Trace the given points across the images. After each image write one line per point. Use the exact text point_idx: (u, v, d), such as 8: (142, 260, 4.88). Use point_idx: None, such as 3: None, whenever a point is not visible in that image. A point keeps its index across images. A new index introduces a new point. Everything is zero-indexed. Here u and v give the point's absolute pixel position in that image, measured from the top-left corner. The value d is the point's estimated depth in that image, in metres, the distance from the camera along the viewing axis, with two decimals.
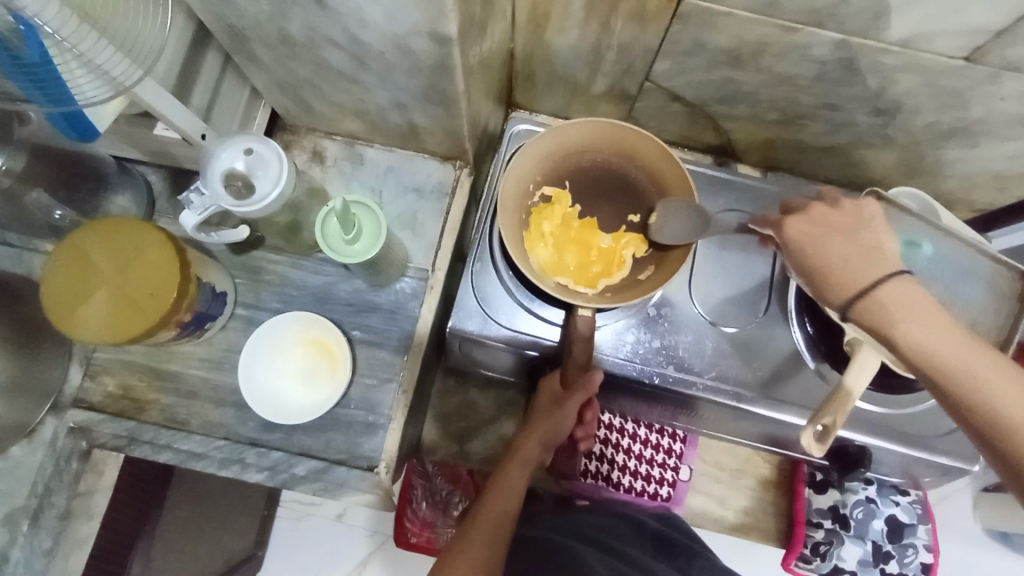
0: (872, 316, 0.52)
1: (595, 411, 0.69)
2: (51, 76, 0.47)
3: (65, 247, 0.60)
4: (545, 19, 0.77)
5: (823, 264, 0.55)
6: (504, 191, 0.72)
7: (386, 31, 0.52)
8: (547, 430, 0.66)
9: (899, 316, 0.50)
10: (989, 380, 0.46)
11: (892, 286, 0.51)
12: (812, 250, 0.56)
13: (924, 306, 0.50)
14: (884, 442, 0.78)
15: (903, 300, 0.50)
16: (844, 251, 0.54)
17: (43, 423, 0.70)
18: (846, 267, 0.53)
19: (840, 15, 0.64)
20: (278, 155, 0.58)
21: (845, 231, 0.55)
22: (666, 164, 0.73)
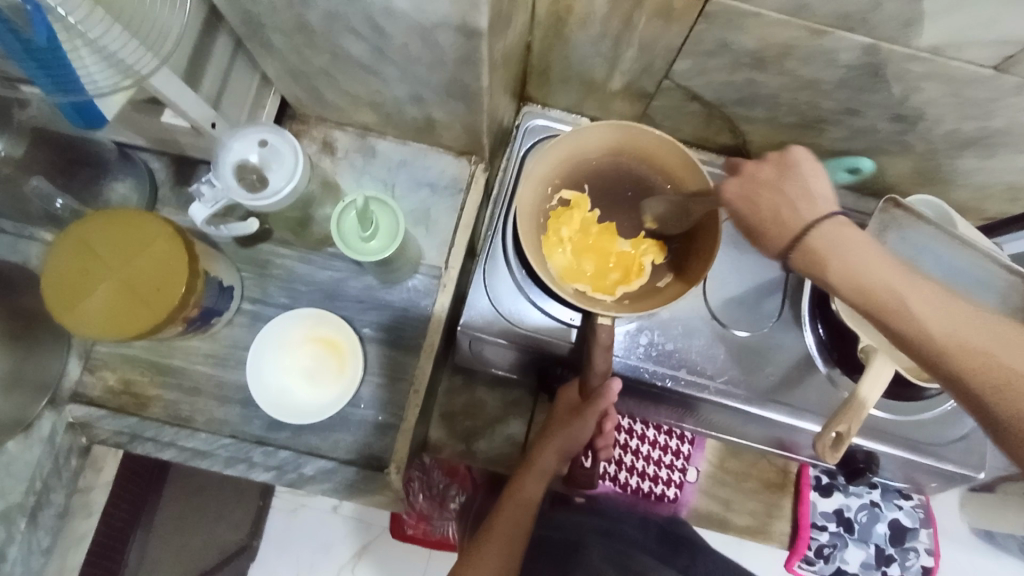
0: (809, 266, 0.49)
1: (614, 421, 0.68)
2: (60, 63, 0.43)
3: (67, 240, 0.58)
4: (566, 11, 0.74)
5: (758, 218, 0.52)
6: (523, 197, 0.71)
7: (412, 23, 0.50)
8: (564, 441, 0.68)
9: (833, 264, 0.48)
10: (932, 320, 0.44)
11: (827, 234, 0.48)
12: (747, 204, 0.53)
13: (858, 250, 0.48)
14: (892, 449, 0.78)
15: (836, 248, 0.48)
16: (773, 203, 0.51)
17: (41, 417, 0.67)
18: (777, 220, 0.51)
19: (873, 20, 0.62)
20: (294, 149, 0.56)
21: (773, 181, 0.52)
22: (686, 170, 0.73)
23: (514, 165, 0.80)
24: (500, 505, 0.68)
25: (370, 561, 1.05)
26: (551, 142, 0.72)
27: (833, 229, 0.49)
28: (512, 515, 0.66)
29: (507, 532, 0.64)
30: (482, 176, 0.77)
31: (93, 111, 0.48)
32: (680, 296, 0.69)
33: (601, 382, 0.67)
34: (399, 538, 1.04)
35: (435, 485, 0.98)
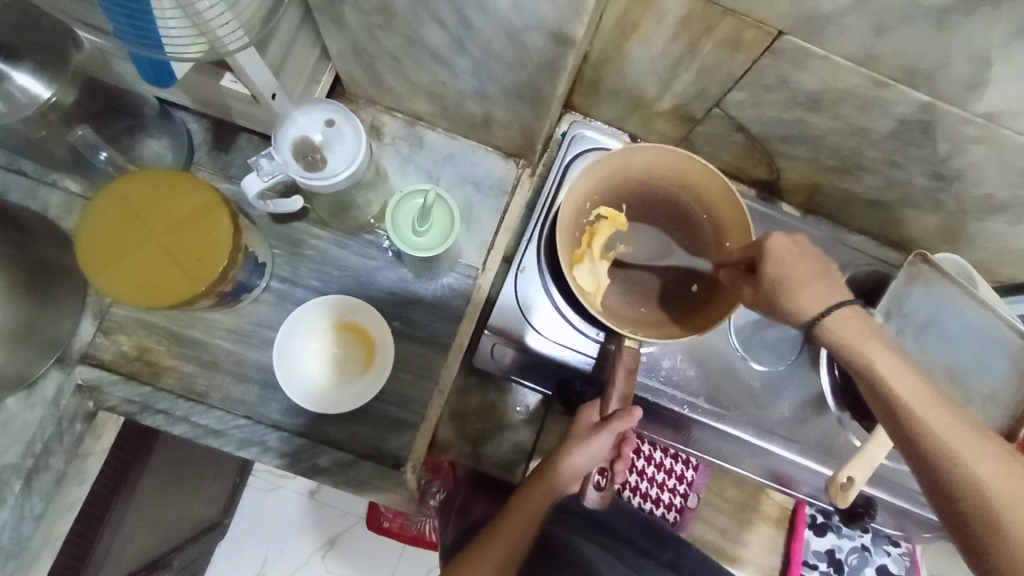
0: (842, 333, 0.55)
1: (632, 445, 0.66)
2: (144, 14, 0.42)
3: (108, 193, 0.58)
4: (632, 27, 0.71)
5: (796, 277, 0.57)
6: (563, 209, 0.69)
7: (503, 21, 0.49)
8: (577, 462, 0.64)
9: (861, 339, 0.54)
10: (935, 413, 0.49)
11: (847, 311, 0.55)
12: (791, 263, 0.58)
13: (883, 336, 0.54)
14: (888, 495, 0.80)
15: (860, 326, 0.55)
16: (816, 271, 0.57)
17: (46, 376, 0.67)
18: (816, 284, 0.57)
19: (936, 79, 0.61)
20: (358, 131, 0.55)
21: (821, 260, 0.59)
22: (729, 205, 0.70)
23: (558, 173, 0.78)
24: (504, 513, 0.64)
25: (340, 551, 1.02)
26: (600, 157, 0.69)
27: (859, 313, 0.56)
28: (517, 521, 0.63)
29: (508, 539, 0.62)
30: (528, 181, 0.79)
31: (166, 68, 0.48)
32: (704, 331, 0.67)
33: (622, 406, 0.66)
34: (375, 530, 1.02)
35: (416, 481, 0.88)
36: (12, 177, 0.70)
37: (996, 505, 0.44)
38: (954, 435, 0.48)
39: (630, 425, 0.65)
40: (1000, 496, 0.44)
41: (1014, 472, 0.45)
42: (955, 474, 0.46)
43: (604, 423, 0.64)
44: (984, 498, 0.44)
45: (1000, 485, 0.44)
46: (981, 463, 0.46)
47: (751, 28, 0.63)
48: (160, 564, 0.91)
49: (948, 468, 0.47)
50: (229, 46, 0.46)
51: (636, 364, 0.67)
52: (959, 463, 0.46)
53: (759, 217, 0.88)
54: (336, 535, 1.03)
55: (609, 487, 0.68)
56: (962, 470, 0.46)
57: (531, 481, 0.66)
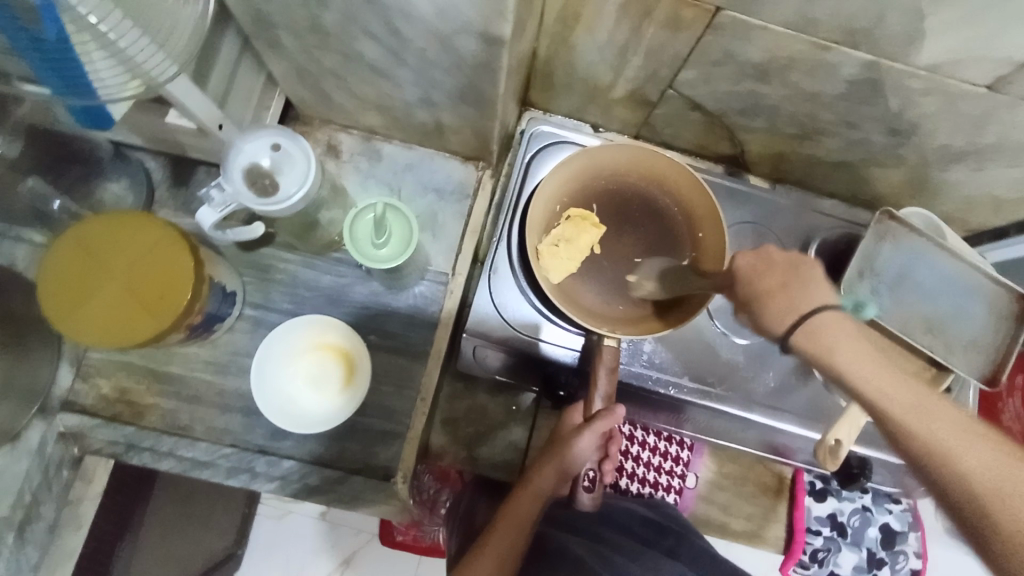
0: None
1: (617, 444, 0.68)
2: (68, 60, 0.42)
3: (66, 240, 0.58)
4: (574, 19, 0.71)
5: None
6: (532, 212, 0.70)
7: (433, 28, 0.50)
8: (562, 464, 0.65)
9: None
10: None
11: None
12: (761, 273, 0.61)
13: None
14: (871, 449, 0.80)
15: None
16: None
17: (30, 427, 0.67)
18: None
19: (877, 37, 0.61)
20: (306, 153, 0.56)
21: None
22: (696, 194, 0.71)
23: (520, 172, 0.79)
24: (493, 523, 0.65)
25: (357, 569, 1.02)
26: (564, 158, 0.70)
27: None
28: (507, 530, 0.63)
29: (500, 549, 0.61)
30: (490, 181, 0.80)
31: (100, 111, 0.48)
32: (678, 325, 0.67)
33: (605, 405, 0.66)
34: (389, 544, 1.02)
35: (423, 490, 0.86)
36: None
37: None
38: None
39: (612, 425, 0.66)
40: (992, 486, 0.38)
41: None
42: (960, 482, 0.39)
43: (586, 423, 0.65)
44: None
45: (981, 471, 0.39)
46: None
47: (689, 6, 0.64)
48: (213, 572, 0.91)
49: None
50: (160, 78, 0.46)
51: (616, 362, 0.67)
52: (956, 460, 0.40)
53: (725, 191, 0.89)
54: (352, 553, 1.02)
55: (598, 486, 0.69)
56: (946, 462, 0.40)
57: (519, 491, 0.67)
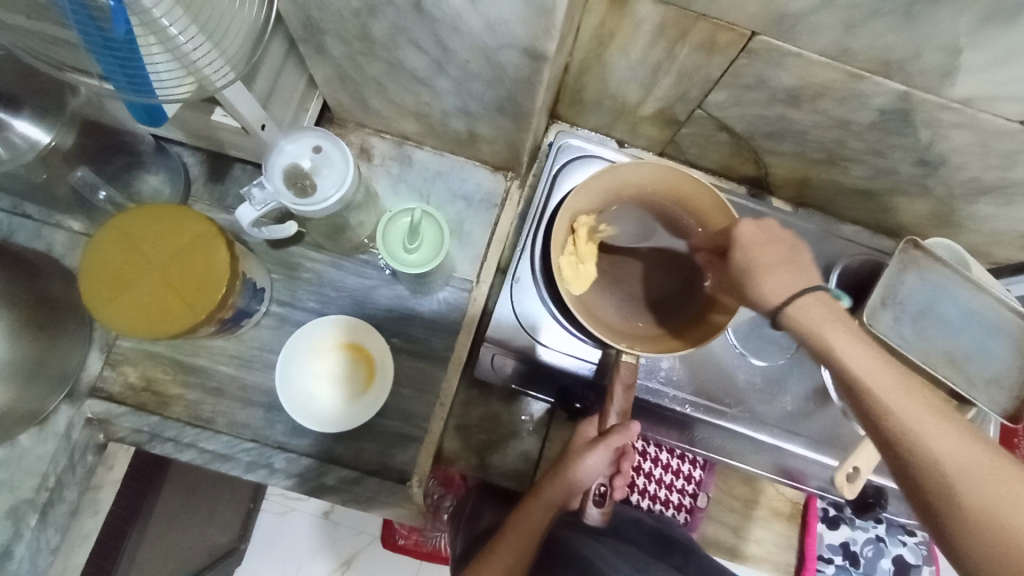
0: (804, 322, 0.53)
1: (631, 460, 0.67)
2: (132, 58, 0.44)
3: (108, 229, 0.60)
4: (610, 37, 0.72)
5: (762, 265, 0.56)
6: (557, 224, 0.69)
7: (479, 42, 0.51)
8: (574, 477, 0.65)
9: (828, 327, 0.52)
10: (897, 391, 0.49)
11: (819, 298, 0.54)
12: (758, 252, 0.57)
13: (845, 320, 0.53)
14: (885, 478, 0.80)
15: (826, 311, 0.53)
16: (780, 257, 0.56)
17: (57, 411, 0.70)
18: (783, 272, 0.56)
19: (911, 70, 0.62)
20: (345, 156, 0.57)
21: (789, 243, 0.57)
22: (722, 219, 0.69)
23: (546, 184, 0.80)
24: (503, 530, 0.66)
25: (356, 570, 1.01)
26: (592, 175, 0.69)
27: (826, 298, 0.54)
28: (516, 537, 0.64)
29: (511, 556, 0.62)
30: (518, 192, 0.81)
31: (157, 109, 0.50)
32: (701, 345, 0.67)
33: (621, 421, 0.67)
34: (390, 548, 1.01)
35: (429, 495, 0.89)
36: (16, 220, 0.72)
37: (982, 492, 0.43)
38: (914, 419, 0.47)
39: (626, 441, 0.66)
40: (954, 468, 0.44)
41: (973, 452, 0.45)
42: (923, 460, 0.46)
43: (601, 438, 0.66)
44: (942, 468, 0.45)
45: (946, 452, 0.45)
46: (940, 446, 0.45)
47: (725, 31, 0.65)
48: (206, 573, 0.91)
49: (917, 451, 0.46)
50: (216, 83, 0.49)
51: (633, 378, 0.67)
52: (922, 441, 0.46)
53: (749, 213, 0.89)
54: (352, 554, 1.02)
55: (608, 501, 0.68)
56: (918, 443, 0.46)
57: (528, 499, 0.68)
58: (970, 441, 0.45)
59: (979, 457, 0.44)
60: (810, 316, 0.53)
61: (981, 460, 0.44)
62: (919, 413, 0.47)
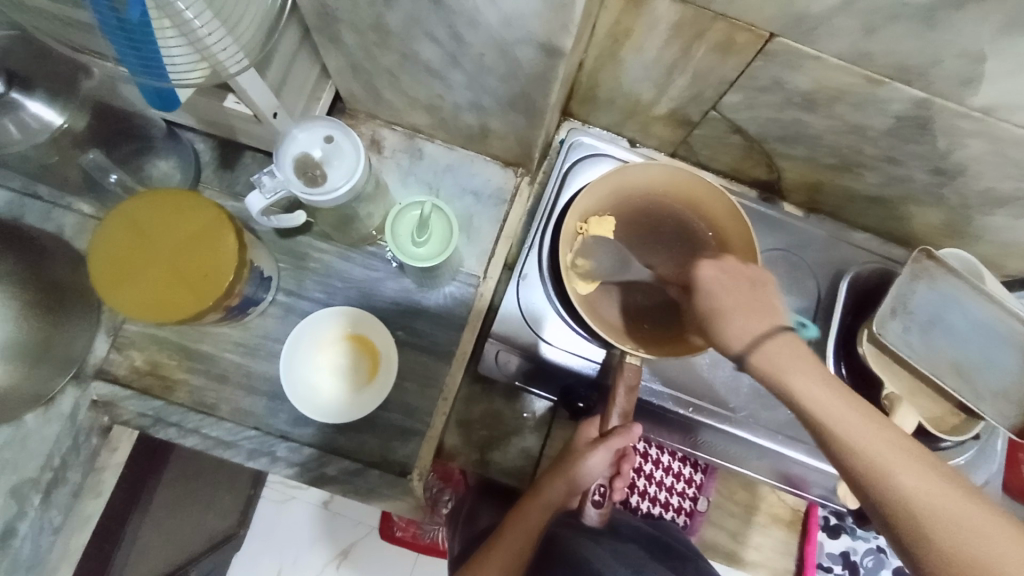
0: (767, 367, 0.50)
1: (631, 463, 0.67)
2: (147, 42, 0.44)
3: (117, 214, 0.60)
4: (625, 35, 0.72)
5: (729, 306, 0.54)
6: (567, 223, 0.69)
7: (494, 36, 0.51)
8: (574, 478, 0.65)
9: (788, 372, 0.49)
10: (861, 434, 0.45)
11: (779, 339, 0.51)
12: (724, 293, 0.55)
13: (813, 364, 0.49)
14: None
15: (785, 353, 0.50)
16: (739, 297, 0.54)
17: (63, 393, 0.70)
18: (744, 311, 0.53)
19: (931, 76, 0.61)
20: (356, 146, 0.57)
21: (750, 284, 0.55)
22: (731, 222, 0.69)
23: (556, 181, 0.79)
24: (501, 530, 0.66)
25: (353, 562, 1.01)
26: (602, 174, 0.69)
27: (785, 339, 0.51)
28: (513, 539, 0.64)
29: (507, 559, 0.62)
30: (527, 188, 0.80)
31: (169, 94, 0.50)
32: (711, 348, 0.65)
33: (622, 423, 0.66)
34: (388, 540, 1.01)
35: (427, 488, 0.86)
36: (27, 201, 0.72)
37: (972, 548, 0.39)
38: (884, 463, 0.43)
39: (627, 444, 0.65)
40: (943, 527, 0.40)
41: (944, 494, 0.41)
42: (898, 507, 0.42)
43: (601, 439, 0.65)
44: (915, 508, 0.41)
45: (915, 495, 0.42)
46: (912, 487, 0.42)
47: (743, 32, 0.64)
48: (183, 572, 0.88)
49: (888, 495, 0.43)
50: (230, 69, 0.49)
51: (637, 381, 0.67)
52: (892, 486, 0.42)
53: (760, 217, 0.88)
54: (349, 545, 1.02)
55: (607, 502, 0.68)
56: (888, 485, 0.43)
57: (528, 499, 0.67)
58: (953, 491, 0.41)
59: (967, 511, 0.40)
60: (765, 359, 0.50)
61: (968, 513, 0.40)
62: (889, 455, 0.44)
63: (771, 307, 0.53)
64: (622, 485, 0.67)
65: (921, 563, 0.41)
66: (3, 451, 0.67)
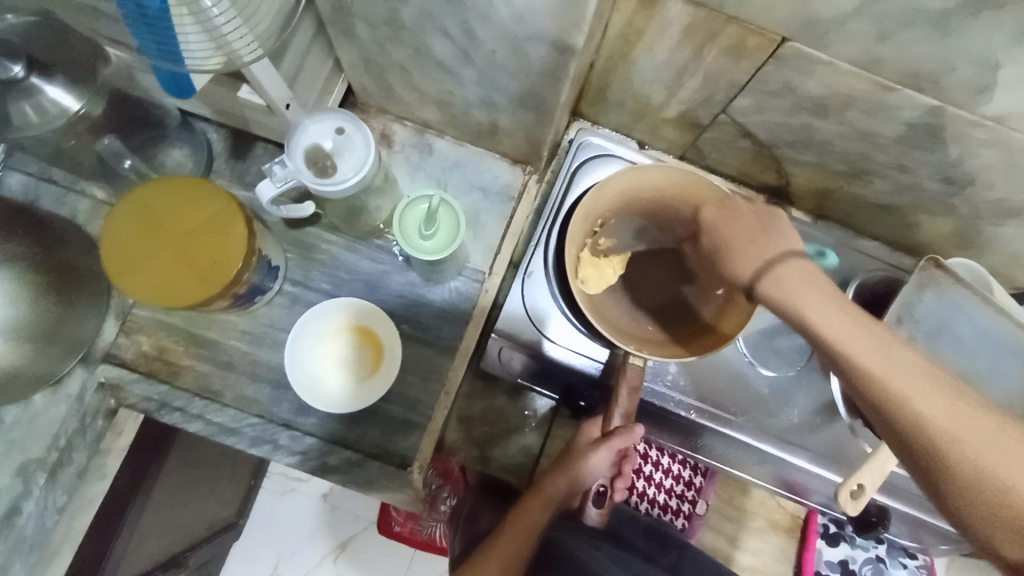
0: (777, 293, 0.53)
1: (633, 463, 0.66)
2: (166, 29, 0.45)
3: (132, 199, 0.61)
4: (637, 37, 0.72)
5: (734, 244, 0.59)
6: (570, 227, 0.68)
7: (507, 33, 0.51)
8: (577, 477, 0.65)
9: (801, 296, 0.52)
10: (874, 352, 0.47)
11: (791, 268, 0.54)
12: (726, 233, 0.60)
13: (825, 287, 0.52)
14: (891, 499, 0.78)
15: (800, 278, 0.53)
16: (751, 232, 0.58)
17: (71, 374, 0.71)
18: (755, 245, 0.57)
19: (944, 84, 0.61)
20: (366, 139, 0.57)
21: (759, 219, 0.58)
22: None
23: (564, 180, 0.79)
24: (501, 527, 0.67)
25: (351, 555, 1.02)
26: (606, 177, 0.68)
27: (799, 264, 0.54)
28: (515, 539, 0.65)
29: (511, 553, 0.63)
30: (535, 187, 0.81)
31: (183, 80, 0.51)
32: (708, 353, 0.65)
33: (624, 423, 0.66)
34: (386, 534, 1.01)
35: (426, 485, 0.86)
36: (43, 185, 0.74)
37: (969, 453, 0.42)
38: (894, 378, 0.46)
39: (629, 444, 0.66)
40: (940, 426, 0.43)
41: (947, 404, 0.44)
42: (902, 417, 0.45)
43: (604, 439, 0.66)
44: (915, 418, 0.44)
45: (923, 408, 0.44)
46: (919, 400, 0.44)
47: (754, 35, 0.64)
48: (176, 562, 0.89)
49: (896, 407, 0.45)
50: (244, 58, 0.49)
51: (640, 381, 0.66)
52: (899, 400, 0.45)
53: None
54: (348, 538, 1.02)
55: (608, 501, 0.67)
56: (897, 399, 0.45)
57: (530, 496, 0.69)
58: (952, 394, 0.44)
59: (964, 412, 0.43)
60: (779, 285, 0.53)
61: (964, 411, 0.43)
62: (900, 372, 0.46)
63: (783, 237, 0.56)
64: (623, 485, 0.66)
65: (919, 458, 0.44)
66: (11, 431, 0.69)
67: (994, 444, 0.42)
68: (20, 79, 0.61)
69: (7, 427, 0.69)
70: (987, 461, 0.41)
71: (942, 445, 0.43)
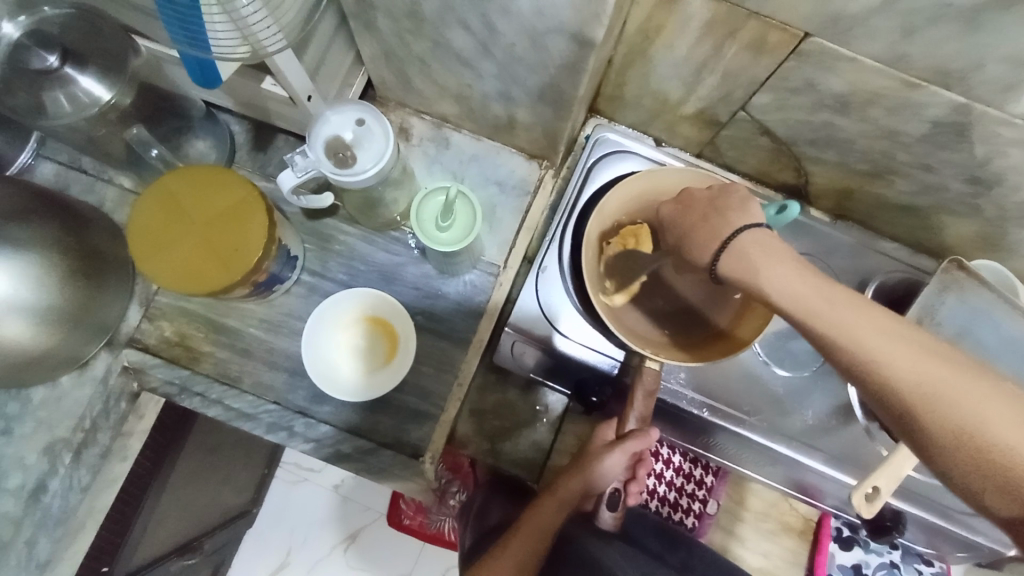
0: (739, 270, 0.50)
1: (647, 467, 0.67)
2: (194, 19, 0.47)
3: (157, 187, 0.62)
4: (656, 32, 0.71)
5: (693, 224, 0.55)
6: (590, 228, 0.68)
7: (527, 25, 0.51)
8: (592, 479, 0.65)
9: (760, 270, 0.49)
10: (842, 319, 0.45)
11: (749, 241, 0.50)
12: (682, 216, 0.56)
13: (781, 256, 0.49)
14: (905, 504, 0.77)
15: (759, 251, 0.50)
16: (703, 214, 0.55)
17: (96, 357, 0.74)
18: (707, 225, 0.53)
19: (971, 81, 0.59)
20: (385, 132, 0.58)
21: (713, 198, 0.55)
22: None
23: (580, 176, 0.80)
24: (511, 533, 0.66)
25: (361, 545, 1.03)
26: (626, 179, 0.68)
27: (755, 236, 0.51)
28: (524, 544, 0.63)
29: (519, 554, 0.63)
30: (550, 181, 0.81)
31: (212, 68, 0.52)
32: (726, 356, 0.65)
33: (639, 426, 0.67)
34: (395, 526, 1.02)
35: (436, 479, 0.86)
36: (73, 173, 0.78)
37: (952, 413, 0.40)
38: (867, 345, 0.43)
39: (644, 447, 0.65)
40: (920, 389, 0.41)
41: (924, 364, 0.42)
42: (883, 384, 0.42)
43: (618, 442, 0.65)
44: (894, 383, 0.42)
45: (900, 373, 0.42)
46: (895, 363, 0.42)
47: (777, 30, 0.63)
48: (190, 547, 0.92)
49: (877, 375, 0.43)
50: (268, 48, 0.50)
51: (655, 386, 0.66)
52: (877, 367, 0.43)
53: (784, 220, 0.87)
54: (358, 529, 1.03)
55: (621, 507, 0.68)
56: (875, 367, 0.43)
57: (543, 498, 0.68)
58: (928, 352, 0.42)
59: (944, 370, 0.41)
60: (740, 261, 0.50)
61: (940, 370, 0.41)
62: (871, 338, 0.43)
63: (738, 209, 0.53)
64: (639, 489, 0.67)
65: (904, 422, 0.42)
66: (40, 411, 0.71)
67: (978, 399, 0.40)
68: (54, 69, 0.64)
69: (36, 406, 0.71)
70: (974, 415, 0.39)
71: (924, 408, 0.41)
